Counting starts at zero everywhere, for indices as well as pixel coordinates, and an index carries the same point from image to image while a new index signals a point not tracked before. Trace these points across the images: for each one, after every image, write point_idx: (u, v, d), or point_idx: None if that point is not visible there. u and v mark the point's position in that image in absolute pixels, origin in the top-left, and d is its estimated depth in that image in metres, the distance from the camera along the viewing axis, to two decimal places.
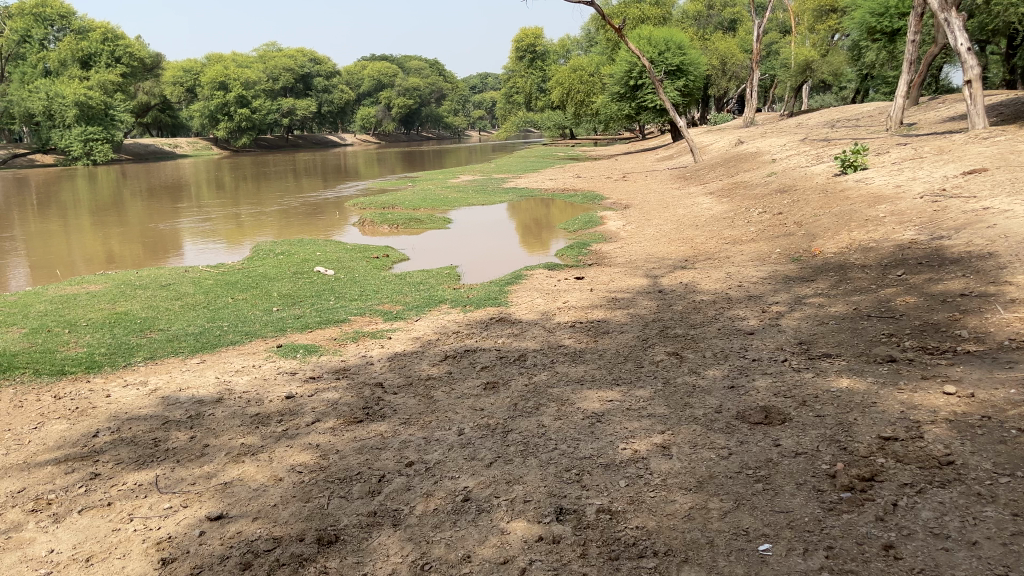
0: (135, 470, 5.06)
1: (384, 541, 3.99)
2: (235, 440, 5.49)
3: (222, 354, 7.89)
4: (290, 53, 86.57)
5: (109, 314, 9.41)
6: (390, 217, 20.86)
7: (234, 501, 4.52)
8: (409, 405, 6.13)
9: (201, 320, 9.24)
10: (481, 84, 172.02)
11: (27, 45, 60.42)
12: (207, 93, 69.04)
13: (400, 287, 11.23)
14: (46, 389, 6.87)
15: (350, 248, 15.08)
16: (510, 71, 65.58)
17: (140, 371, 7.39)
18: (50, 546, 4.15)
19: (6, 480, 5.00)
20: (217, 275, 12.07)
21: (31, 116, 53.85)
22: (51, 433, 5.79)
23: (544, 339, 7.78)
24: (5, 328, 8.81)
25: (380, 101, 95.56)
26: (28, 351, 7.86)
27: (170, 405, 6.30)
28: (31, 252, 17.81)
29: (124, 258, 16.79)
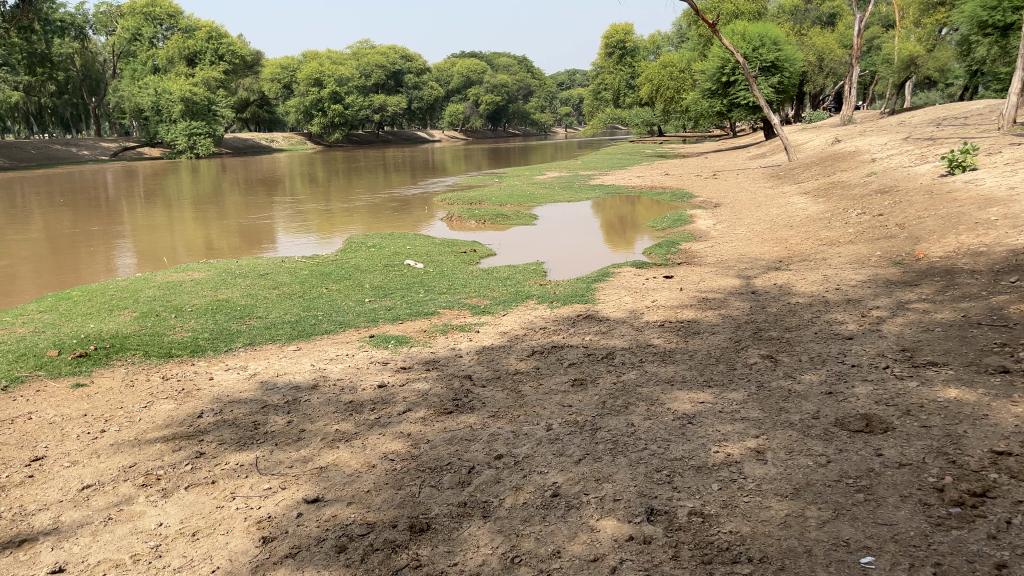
0: (236, 451, 5.26)
1: (475, 531, 4.03)
2: (330, 426, 5.65)
3: (316, 342, 8.12)
4: (382, 50, 88.24)
5: (211, 300, 9.82)
6: (477, 212, 21.02)
7: (329, 486, 4.65)
8: (498, 398, 6.16)
9: (297, 309, 9.54)
10: (568, 80, 171.65)
11: (138, 43, 63.30)
12: (303, 90, 71.18)
13: (487, 282, 11.33)
14: (155, 370, 7.24)
15: (438, 243, 15.29)
16: (598, 68, 65.16)
17: (241, 355, 7.69)
18: (159, 519, 4.36)
19: (119, 455, 5.28)
20: (312, 266, 12.44)
21: (140, 112, 56.82)
22: (158, 412, 6.08)
23: (632, 337, 7.71)
24: (118, 311, 9.30)
25: (467, 98, 96.56)
26: (139, 333, 8.28)
27: (268, 390, 6.53)
28: (137, 241, 18.80)
29: (222, 249, 17.54)
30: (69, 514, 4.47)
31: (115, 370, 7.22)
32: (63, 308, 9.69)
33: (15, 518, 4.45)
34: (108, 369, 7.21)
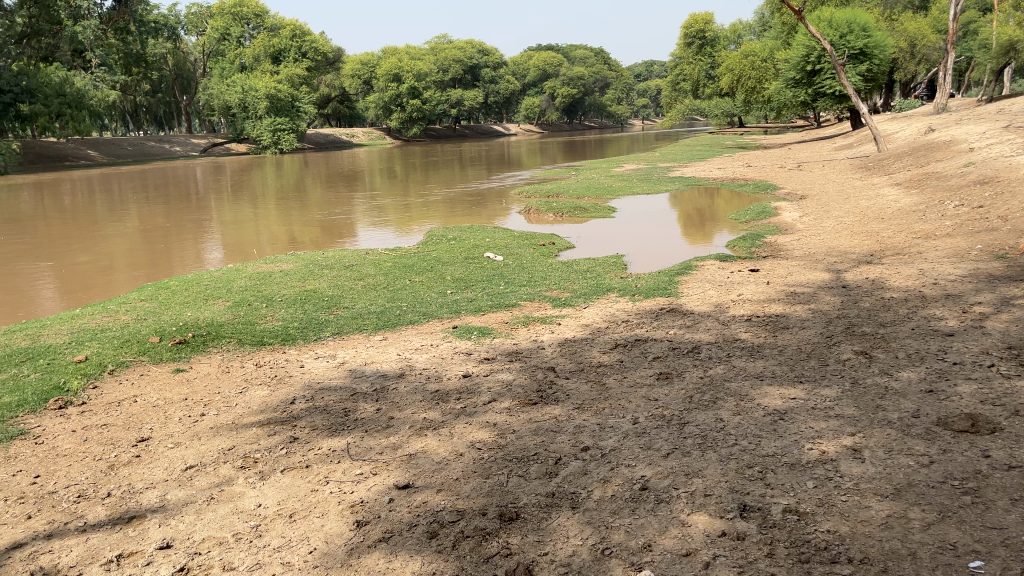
0: (329, 437, 5.41)
1: (564, 523, 4.03)
2: (417, 414, 5.74)
3: (400, 333, 8.26)
4: (460, 44, 88.79)
5: (300, 291, 10.09)
6: (555, 205, 20.97)
7: (419, 473, 4.72)
8: (582, 391, 6.15)
9: (381, 300, 9.71)
10: (645, 71, 169.85)
11: (226, 42, 65.53)
12: (382, 85, 72.31)
13: (567, 274, 11.31)
14: (248, 357, 7.50)
15: (517, 235, 15.32)
16: (677, 58, 64.15)
17: (330, 345, 7.89)
18: (257, 500, 4.51)
19: (218, 438, 5.50)
20: (395, 258, 12.66)
21: (228, 108, 59.00)
22: (253, 398, 6.30)
23: (718, 332, 7.57)
24: (213, 301, 9.65)
25: (544, 91, 96.48)
26: (233, 322, 8.59)
27: (356, 378, 6.69)
28: (224, 234, 19.43)
29: (305, 241, 17.98)
30: (174, 493, 4.68)
31: (212, 357, 7.51)
32: (162, 297, 10.12)
33: (125, 495, 4.69)
34: (205, 356, 7.51)
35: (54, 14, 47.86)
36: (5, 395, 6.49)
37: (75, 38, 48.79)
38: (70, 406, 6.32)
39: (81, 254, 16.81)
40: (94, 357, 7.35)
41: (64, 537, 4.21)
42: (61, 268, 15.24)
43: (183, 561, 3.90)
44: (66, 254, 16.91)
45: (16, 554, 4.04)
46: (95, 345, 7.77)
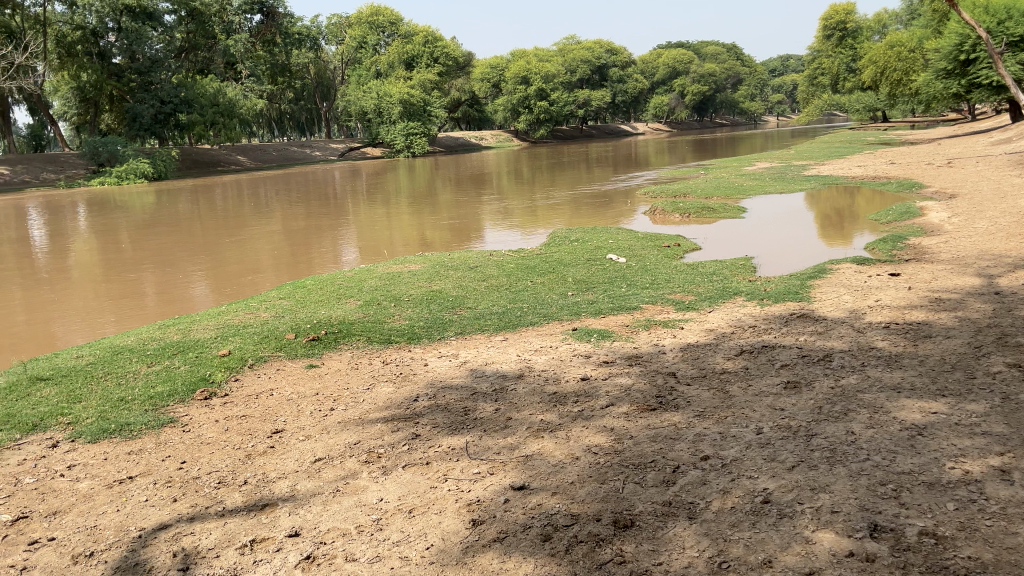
0: (449, 435, 5.53)
1: (680, 533, 3.95)
2: (535, 416, 5.77)
3: (521, 333, 8.34)
4: (588, 44, 88.54)
5: (426, 291, 10.35)
6: (682, 205, 20.58)
7: (535, 475, 4.76)
8: (704, 398, 5.99)
9: (504, 302, 9.82)
10: (781, 66, 163.82)
11: (363, 50, 68.29)
12: (511, 88, 73.20)
13: (693, 277, 11.04)
14: (376, 355, 7.78)
15: (641, 237, 15.15)
16: (816, 51, 61.43)
17: (453, 344, 8.07)
18: (379, 495, 4.67)
19: (346, 432, 5.73)
20: (518, 260, 12.78)
21: (364, 114, 61.33)
22: (379, 395, 6.53)
23: (852, 339, 7.18)
24: (344, 300, 10.07)
25: (673, 89, 94.79)
26: (363, 320, 8.93)
27: (477, 378, 6.80)
28: (360, 235, 20.23)
29: (435, 242, 18.46)
30: (303, 484, 4.91)
31: (342, 354, 7.84)
32: (299, 295, 10.66)
33: (259, 484, 4.97)
34: (336, 353, 7.84)
35: (209, 29, 51.71)
36: (158, 385, 7.03)
37: (227, 52, 52.61)
38: (214, 397, 6.76)
39: (230, 254, 17.84)
40: (236, 352, 7.84)
41: (203, 520, 4.51)
42: (212, 267, 16.26)
43: (309, 549, 4.09)
44: (217, 254, 18.06)
45: (162, 533, 4.36)
46: (238, 340, 8.29)
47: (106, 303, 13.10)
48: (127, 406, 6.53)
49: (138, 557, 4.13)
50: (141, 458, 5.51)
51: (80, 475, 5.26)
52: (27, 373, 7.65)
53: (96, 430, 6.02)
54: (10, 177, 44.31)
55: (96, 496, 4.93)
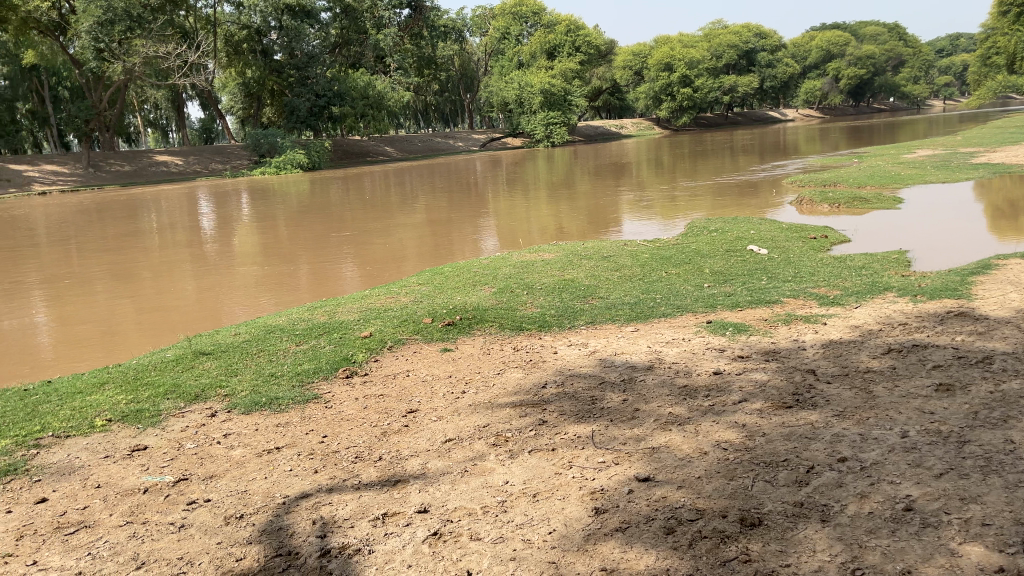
0: (576, 422, 5.56)
1: (811, 535, 3.79)
2: (664, 408, 5.70)
3: (653, 324, 8.24)
4: (736, 28, 85.32)
5: (558, 280, 10.42)
6: (831, 195, 19.60)
7: (660, 467, 4.70)
8: (845, 397, 5.71)
9: (637, 292, 9.71)
10: (951, 46, 152.06)
11: (506, 41, 69.07)
12: (653, 76, 71.79)
13: (840, 271, 10.49)
14: (508, 341, 7.91)
15: (785, 228, 14.56)
16: (989, 29, 56.48)
17: (583, 333, 8.08)
18: (505, 477, 4.77)
19: (475, 415, 5.88)
20: (653, 250, 12.57)
21: (506, 104, 62.08)
22: (509, 379, 6.65)
23: (1017, 341, 6.60)
24: (480, 286, 10.31)
25: (827, 73, 89.97)
26: (496, 307, 9.12)
27: (606, 368, 6.78)
28: (500, 223, 20.61)
29: (572, 231, 18.54)
30: (434, 463, 5.09)
31: (475, 339, 8.02)
32: (436, 281, 10.97)
33: (393, 460, 5.19)
34: (469, 338, 8.04)
35: (360, 24, 53.92)
36: (305, 362, 7.49)
37: (377, 46, 54.53)
38: (354, 375, 7.13)
39: (377, 242, 18.46)
40: (377, 334, 8.20)
41: (341, 492, 4.77)
42: (360, 252, 17.09)
43: (437, 526, 4.24)
44: (364, 240, 18.96)
45: (303, 502, 4.64)
46: (378, 322, 8.66)
47: (264, 285, 13.88)
48: (277, 381, 7.00)
49: (281, 522, 4.42)
50: (287, 430, 5.89)
51: (235, 443, 5.69)
52: (192, 346, 8.33)
53: (249, 402, 6.49)
54: (183, 167, 48.14)
55: (248, 463, 5.32)
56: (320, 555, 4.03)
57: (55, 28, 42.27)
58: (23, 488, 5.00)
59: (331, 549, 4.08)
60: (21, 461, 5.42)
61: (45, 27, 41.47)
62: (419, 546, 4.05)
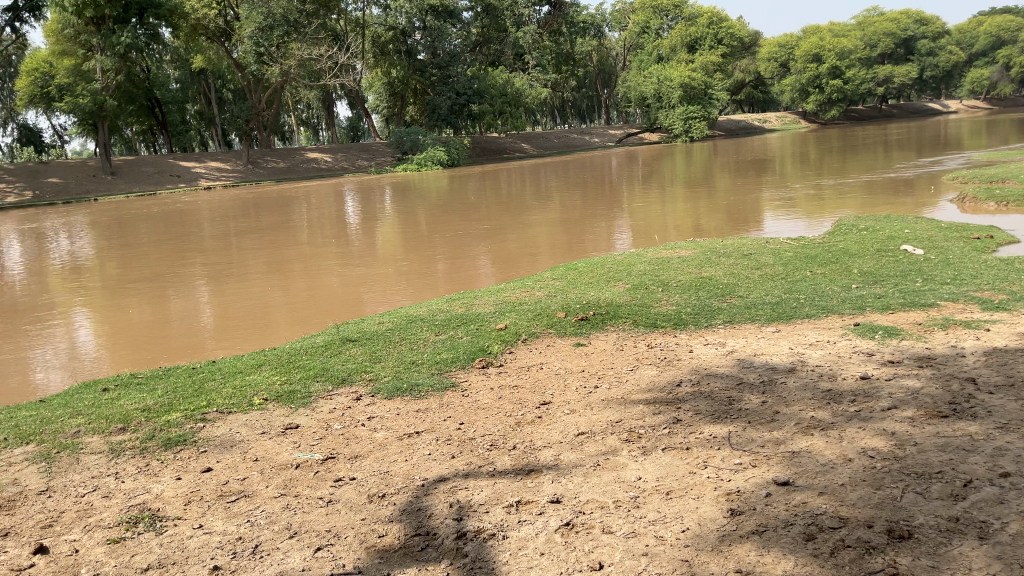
0: (711, 423, 5.46)
1: (967, 552, 3.57)
2: (806, 412, 5.50)
3: (795, 326, 7.94)
4: (893, 15, 80.49)
5: (695, 278, 10.22)
6: (998, 193, 18.17)
7: (801, 472, 4.55)
8: (1009, 409, 5.30)
9: (779, 292, 9.39)
10: None
11: (645, 35, 68.02)
12: (800, 67, 68.88)
13: (1006, 274, 9.73)
14: (642, 338, 7.85)
15: (945, 227, 13.64)
16: None
17: (720, 332, 7.91)
18: (638, 473, 4.76)
19: (608, 411, 5.89)
20: (797, 248, 12.11)
21: (644, 99, 61.43)
22: (643, 376, 6.62)
23: None
24: (613, 283, 10.27)
25: (997, 60, 83.13)
26: (631, 303, 9.06)
27: (744, 368, 6.61)
28: (634, 220, 20.48)
29: (709, 229, 18.15)
30: (566, 454, 5.15)
31: (608, 335, 8.02)
32: (570, 277, 11.03)
33: (527, 450, 5.29)
34: (603, 333, 8.05)
35: (501, 22, 55.09)
36: (444, 351, 7.75)
37: (517, 43, 55.15)
38: (490, 365, 7.30)
39: (511, 237, 18.81)
40: (512, 327, 8.35)
41: (476, 477, 4.91)
42: (494, 247, 17.47)
43: (569, 517, 4.30)
44: (499, 235, 19.36)
45: (440, 485, 4.82)
46: (514, 315, 8.82)
47: (402, 279, 14.36)
48: (417, 369, 7.28)
49: (420, 502, 4.61)
50: (426, 416, 6.11)
51: (378, 425, 5.98)
52: (339, 333, 8.79)
53: (391, 387, 6.80)
54: (332, 164, 50.66)
55: (389, 446, 5.56)
56: (456, 537, 4.18)
57: (221, 34, 45.70)
58: (191, 457, 5.47)
59: (467, 532, 4.23)
60: (189, 432, 5.92)
61: (212, 33, 45.08)
62: (551, 534, 4.12)
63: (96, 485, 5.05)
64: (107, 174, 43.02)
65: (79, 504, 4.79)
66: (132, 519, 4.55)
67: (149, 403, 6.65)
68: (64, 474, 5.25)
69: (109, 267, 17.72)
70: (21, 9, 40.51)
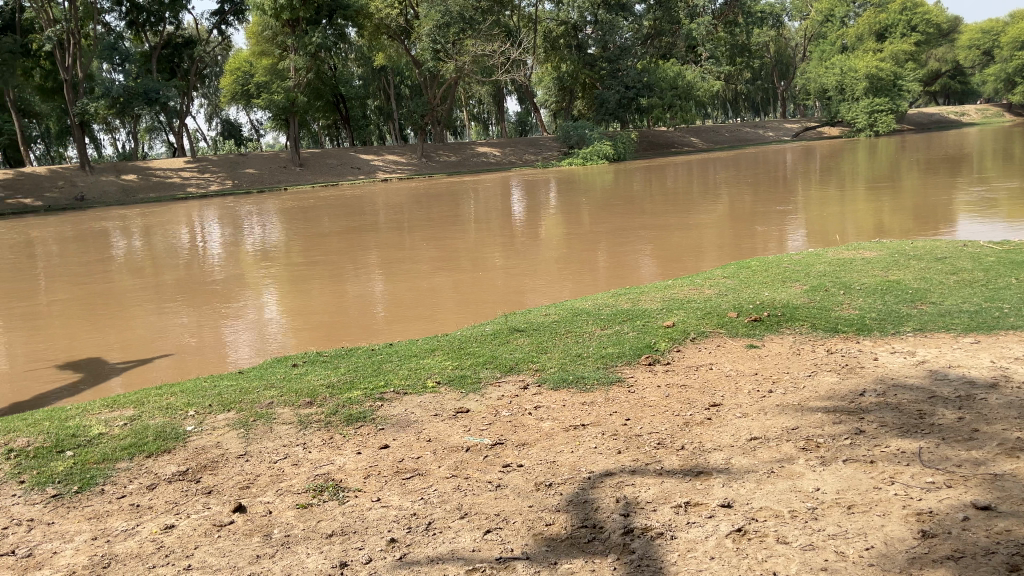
0: (899, 437, 5.09)
1: None
2: (1011, 433, 5.00)
3: (999, 337, 7.23)
4: None
5: (881, 281, 9.55)
6: None
7: (1004, 498, 4.15)
8: None
9: (978, 299, 8.60)
10: None
11: (829, 23, 63.88)
12: (1007, 55, 62.80)
13: None
14: (821, 343, 7.45)
15: None
16: None
17: (909, 340, 7.35)
18: (816, 484, 4.52)
19: (783, 417, 5.64)
20: (1001, 253, 11.05)
21: (825, 92, 58.15)
22: (821, 383, 6.28)
23: None
24: (789, 283, 9.80)
25: None
26: (808, 306, 8.62)
27: (937, 381, 6.12)
28: (809, 219, 19.52)
29: (894, 229, 17.00)
30: (738, 459, 4.98)
31: (784, 338, 7.68)
32: (742, 275, 10.65)
33: (696, 452, 5.16)
34: (778, 336, 7.70)
35: (674, 14, 53.93)
36: (610, 346, 7.72)
37: (690, 35, 53.60)
38: (657, 363, 7.17)
39: (676, 234, 18.49)
40: (680, 325, 8.19)
41: (643, 475, 4.86)
42: (658, 243, 17.23)
43: (741, 522, 4.16)
44: (663, 231, 19.08)
45: (607, 480, 4.80)
46: (682, 313, 8.64)
47: (565, 272, 14.45)
48: (583, 362, 7.31)
49: (586, 495, 4.62)
50: (592, 409, 6.12)
51: (544, 415, 6.05)
52: (507, 323, 8.97)
53: (557, 378, 6.86)
54: (500, 158, 51.84)
55: (556, 436, 5.62)
56: (624, 532, 4.16)
57: (401, 32, 47.92)
58: (369, 434, 5.77)
59: (634, 528, 4.19)
60: (369, 410, 6.26)
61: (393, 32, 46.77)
62: (722, 540, 4.00)
63: (286, 453, 5.45)
64: (296, 165, 46.47)
65: (271, 469, 5.18)
66: (317, 487, 4.87)
67: (333, 380, 7.11)
68: (259, 441, 5.70)
69: (294, 253, 19.01)
70: (226, 13, 44.27)
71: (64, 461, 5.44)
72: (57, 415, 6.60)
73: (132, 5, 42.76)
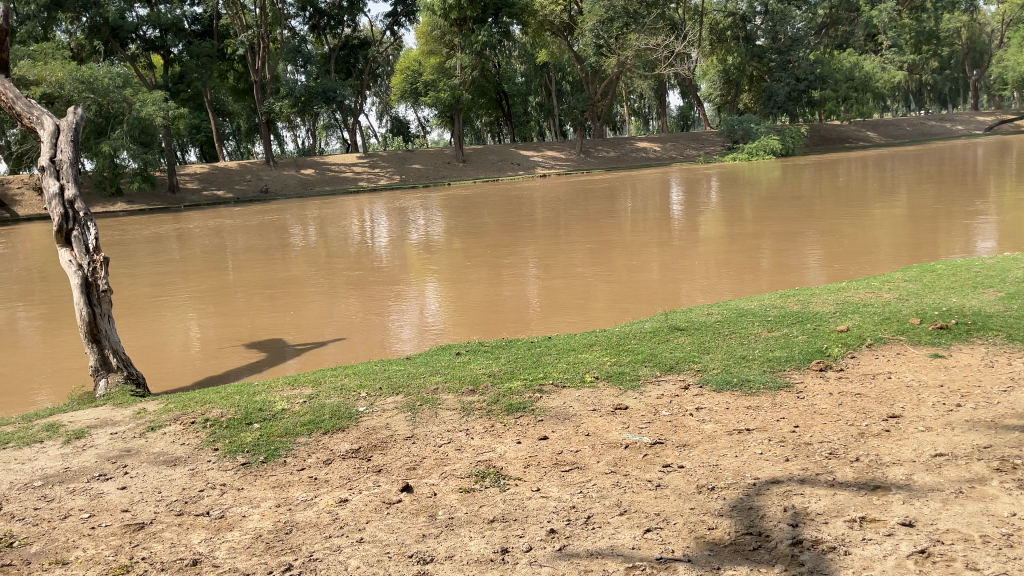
0: None
1: None
2: None
3: None
4: None
5: None
6: None
7: None
8: None
9: None
10: None
11: None
12: None
13: None
14: (1019, 355, 6.78)
15: None
16: None
17: None
18: (1013, 509, 4.13)
19: (973, 433, 5.18)
20: None
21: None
22: (1019, 400, 5.70)
23: None
24: (982, 289, 8.98)
25: None
26: (1005, 314, 7.85)
27: None
28: (1004, 221, 17.67)
29: None
30: (921, 475, 4.63)
31: (975, 348, 7.05)
32: (927, 279, 9.88)
33: (873, 465, 4.84)
34: (967, 346, 7.08)
35: (853, 2, 51.11)
36: (777, 349, 7.40)
37: (870, 23, 50.63)
38: (829, 369, 6.80)
39: (848, 235, 17.33)
40: (856, 330, 7.72)
41: (814, 485, 4.62)
42: (829, 245, 16.23)
43: (925, 544, 3.86)
44: (835, 232, 17.94)
45: (774, 487, 4.61)
46: (859, 318, 8.14)
47: (725, 273, 13.91)
48: (748, 364, 7.05)
49: (751, 502, 4.45)
50: (758, 413, 5.89)
51: (707, 417, 5.89)
52: (667, 321, 8.81)
53: (721, 380, 6.66)
54: (661, 154, 51.11)
55: (719, 439, 5.46)
56: (792, 543, 3.98)
57: (565, 29, 48.59)
58: (529, 424, 5.85)
59: (804, 539, 4.00)
60: (529, 401, 6.35)
61: (557, 28, 47.92)
62: (902, 560, 3.74)
63: (450, 438, 5.63)
64: (460, 161, 47.77)
65: (436, 453, 5.37)
66: (480, 473, 5.00)
67: (495, 369, 7.28)
68: (425, 424, 5.93)
69: (455, 247, 19.51)
70: (399, 14, 46.30)
71: (252, 433, 5.89)
72: (245, 389, 7.15)
73: (315, 10, 45.61)
